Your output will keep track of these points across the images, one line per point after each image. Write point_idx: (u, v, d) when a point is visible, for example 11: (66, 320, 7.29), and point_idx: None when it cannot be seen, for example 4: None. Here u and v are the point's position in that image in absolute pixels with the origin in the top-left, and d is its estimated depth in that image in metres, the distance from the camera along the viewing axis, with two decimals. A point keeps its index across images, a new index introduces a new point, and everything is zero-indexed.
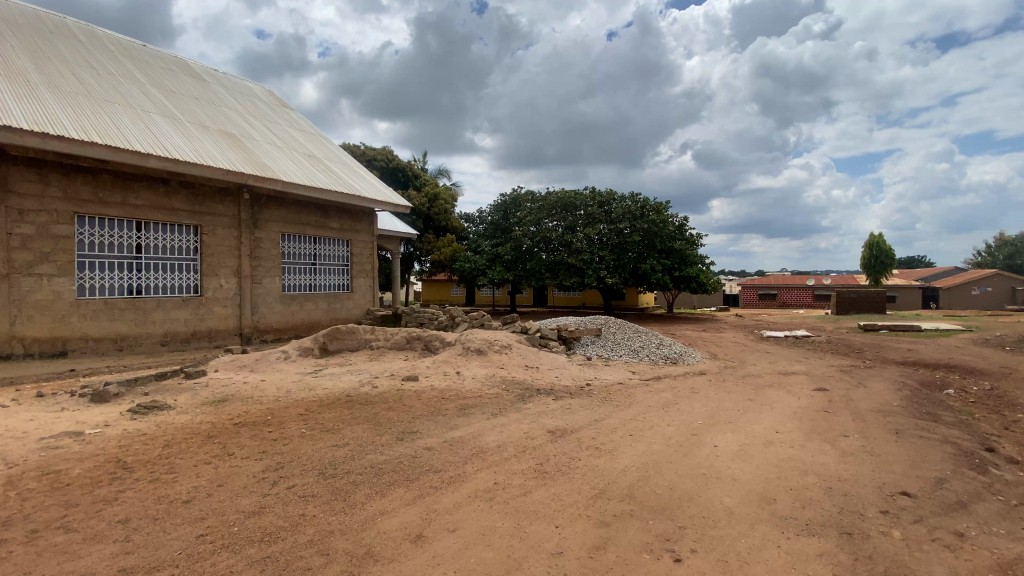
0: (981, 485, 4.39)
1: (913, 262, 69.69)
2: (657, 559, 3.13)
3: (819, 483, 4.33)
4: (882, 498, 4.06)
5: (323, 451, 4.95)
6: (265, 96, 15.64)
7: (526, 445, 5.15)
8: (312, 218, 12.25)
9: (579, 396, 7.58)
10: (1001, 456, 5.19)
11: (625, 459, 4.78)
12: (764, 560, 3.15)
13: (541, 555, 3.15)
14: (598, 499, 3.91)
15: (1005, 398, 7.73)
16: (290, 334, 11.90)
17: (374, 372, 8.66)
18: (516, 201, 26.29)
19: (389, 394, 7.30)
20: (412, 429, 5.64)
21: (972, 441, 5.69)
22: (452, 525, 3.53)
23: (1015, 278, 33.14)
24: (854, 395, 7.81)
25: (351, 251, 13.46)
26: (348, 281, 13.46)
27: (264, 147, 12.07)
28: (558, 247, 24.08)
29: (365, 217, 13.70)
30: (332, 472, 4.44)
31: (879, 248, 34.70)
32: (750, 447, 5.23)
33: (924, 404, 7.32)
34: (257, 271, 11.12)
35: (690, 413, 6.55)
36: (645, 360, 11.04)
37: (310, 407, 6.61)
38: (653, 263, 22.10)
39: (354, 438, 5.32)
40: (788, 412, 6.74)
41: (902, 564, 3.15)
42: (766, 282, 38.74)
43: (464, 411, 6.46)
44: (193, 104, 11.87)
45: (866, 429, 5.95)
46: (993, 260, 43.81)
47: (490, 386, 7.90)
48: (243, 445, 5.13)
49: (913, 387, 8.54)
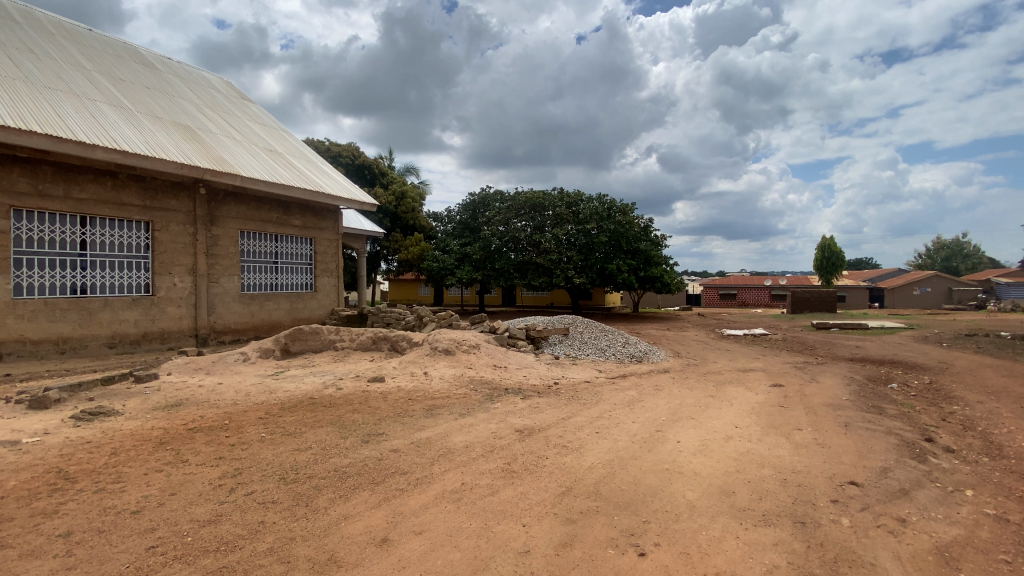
0: (921, 473, 4.68)
1: (861, 262, 73.72)
2: (622, 554, 3.18)
3: (774, 475, 4.50)
4: (833, 487, 4.27)
5: (285, 455, 4.80)
6: (223, 87, 15.02)
7: (493, 445, 5.13)
8: (273, 215, 11.85)
9: (546, 395, 7.66)
10: (941, 446, 5.52)
11: (592, 457, 4.85)
12: (723, 551, 3.25)
13: (508, 554, 3.15)
14: (564, 496, 3.95)
15: (942, 391, 8.27)
16: (249, 333, 11.47)
17: (339, 373, 8.49)
18: (485, 200, 26.33)
19: (355, 395, 7.16)
20: (379, 430, 5.55)
21: (913, 431, 6.05)
22: (419, 527, 3.48)
23: (951, 277, 35.40)
24: (807, 390, 8.18)
25: (314, 250, 13.09)
26: (311, 280, 13.09)
27: (221, 140, 11.59)
28: (526, 247, 24.19)
29: (330, 215, 13.37)
30: (294, 476, 4.31)
31: (832, 249, 36.46)
32: (711, 442, 5.38)
33: (871, 398, 7.75)
34: (213, 270, 10.67)
35: (654, 410, 6.70)
36: (612, 358, 11.25)
37: (272, 410, 6.40)
38: (620, 263, 22.42)
39: (317, 441, 5.18)
40: (747, 407, 6.99)
41: (850, 550, 3.31)
42: (726, 283, 40.23)
43: (431, 411, 6.43)
44: (143, 93, 11.27)
45: (820, 423, 6.20)
46: (933, 262, 46.71)
47: (457, 386, 7.84)
48: (199, 451, 4.92)
49: (861, 381, 9.01)
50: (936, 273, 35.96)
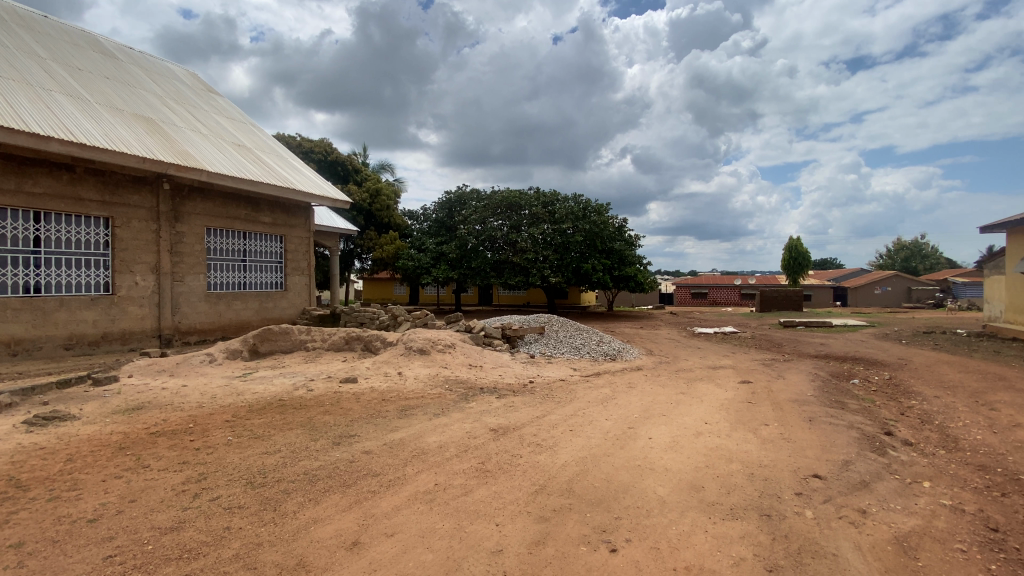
0: (881, 465, 4.87)
1: (826, 262, 76.31)
2: (594, 551, 3.21)
3: (742, 469, 4.62)
4: (798, 480, 4.41)
5: (252, 459, 4.68)
6: (188, 79, 14.49)
7: (467, 445, 5.11)
8: (241, 212, 11.52)
9: (521, 393, 7.68)
10: (899, 439, 5.76)
11: (566, 454, 4.88)
12: (692, 545, 3.32)
13: (481, 554, 3.15)
14: (538, 495, 3.96)
15: (900, 386, 8.65)
16: (216, 334, 11.12)
17: (310, 374, 8.30)
18: (461, 199, 26.16)
19: (326, 396, 7.02)
20: (350, 432, 5.45)
21: (873, 425, 6.30)
22: (390, 529, 3.44)
23: (910, 277, 37.00)
24: (774, 386, 8.43)
25: (284, 248, 12.77)
26: (281, 279, 12.77)
27: (186, 134, 11.19)
28: (503, 247, 24.19)
29: (301, 212, 13.07)
30: (261, 480, 4.20)
31: (798, 249, 37.63)
32: (681, 438, 5.49)
33: (834, 393, 8.04)
34: (178, 268, 10.31)
35: (626, 408, 6.79)
36: (587, 356, 11.36)
37: (239, 412, 6.23)
38: (595, 263, 22.65)
39: (286, 443, 5.06)
40: (716, 404, 7.15)
41: (813, 541, 3.42)
42: (698, 282, 41.10)
43: (405, 411, 6.36)
44: (102, 84, 10.78)
45: (786, 418, 6.40)
46: (892, 262, 48.67)
47: (432, 386, 7.78)
48: (161, 456, 4.74)
49: (824, 378, 9.34)
50: (895, 273, 37.52)
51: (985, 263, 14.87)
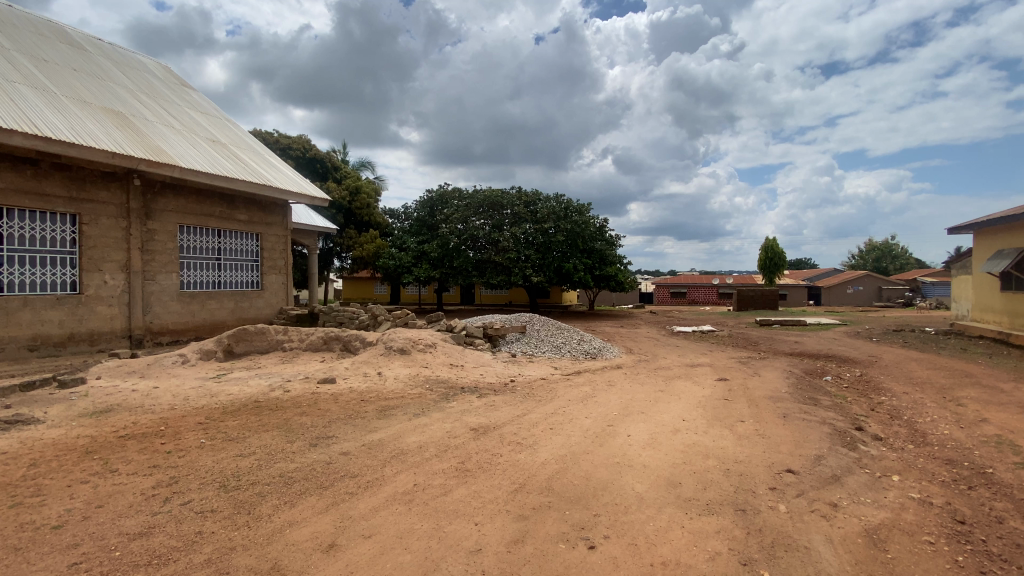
0: (852, 460, 5.01)
1: (801, 262, 78.16)
2: (573, 548, 3.23)
3: (718, 465, 4.71)
4: (772, 476, 4.51)
5: (225, 461, 4.57)
6: (160, 72, 14.08)
7: (447, 445, 5.08)
8: (216, 209, 11.26)
9: (502, 392, 7.68)
10: (869, 434, 5.94)
11: (545, 453, 4.90)
12: (669, 540, 3.36)
13: (460, 553, 3.13)
14: (517, 493, 3.97)
15: (870, 383, 8.92)
16: (190, 334, 10.84)
17: (287, 375, 8.16)
18: (443, 197, 26.01)
19: (303, 397, 6.90)
20: (328, 433, 5.38)
21: (844, 421, 6.48)
22: (368, 530, 3.40)
23: (880, 276, 38.17)
24: (750, 383, 8.61)
25: (261, 246, 12.51)
26: (258, 278, 12.51)
27: (158, 129, 10.88)
28: (485, 246, 24.15)
29: (278, 209, 12.82)
30: (235, 483, 4.11)
31: (775, 249, 38.47)
32: (659, 435, 5.55)
33: (808, 390, 8.24)
34: (150, 267, 10.02)
35: (606, 406, 6.85)
36: (568, 355, 11.42)
37: (213, 414, 6.08)
38: (576, 263, 22.78)
39: (262, 446, 4.96)
40: (694, 401, 7.27)
41: (786, 535, 3.50)
42: (678, 282, 41.71)
43: (385, 412, 6.29)
44: (70, 76, 10.41)
45: (761, 415, 6.54)
46: (864, 263, 50.08)
47: (412, 386, 7.72)
48: (130, 459, 4.60)
49: (799, 375, 9.56)
50: (867, 273, 38.65)
51: (952, 263, 15.45)
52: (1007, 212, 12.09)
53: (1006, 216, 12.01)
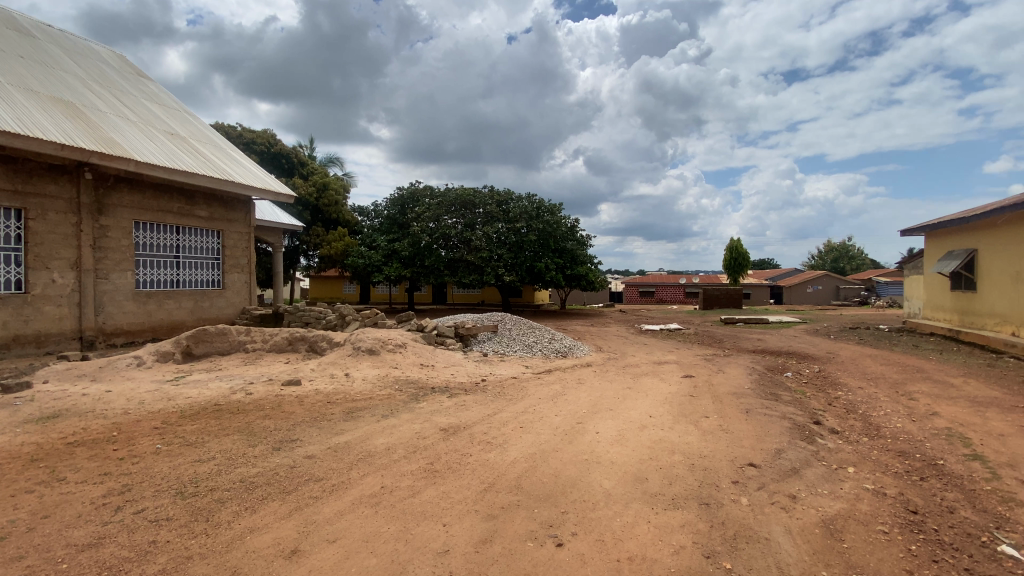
0: (810, 453, 5.21)
1: (764, 263, 80.85)
2: (541, 546, 3.24)
3: (683, 460, 4.81)
4: (735, 469, 4.64)
5: (182, 467, 4.39)
6: (115, 61, 13.41)
7: (416, 446, 5.02)
8: (174, 205, 10.80)
9: (473, 392, 7.65)
10: (826, 428, 6.18)
11: (515, 451, 4.90)
12: (635, 536, 3.41)
13: (427, 555, 3.10)
14: (486, 493, 3.95)
15: (827, 378, 9.30)
16: (146, 335, 10.36)
17: (249, 377, 7.89)
18: (414, 195, 25.70)
19: (267, 400, 6.70)
20: (292, 437, 5.23)
21: (803, 415, 6.73)
22: (333, 535, 3.33)
23: (838, 276, 39.86)
24: (714, 379, 8.85)
25: (222, 243, 12.07)
26: (219, 277, 12.07)
27: (112, 120, 10.36)
28: (457, 245, 24.01)
29: (240, 206, 12.39)
30: (192, 490, 3.95)
31: (739, 250, 39.63)
32: (627, 432, 5.64)
33: (769, 386, 8.53)
34: (102, 264, 9.54)
35: (576, 403, 6.91)
36: (539, 353, 11.48)
37: (170, 418, 5.83)
38: (548, 262, 22.90)
39: (222, 450, 4.79)
40: (661, 398, 7.42)
41: (747, 527, 3.61)
42: (647, 281, 42.53)
43: (352, 414, 6.17)
44: (15, 63, 9.80)
45: (725, 410, 6.73)
46: (822, 263, 52.16)
47: (381, 387, 7.60)
48: (80, 467, 4.37)
49: (761, 371, 9.89)
50: (826, 273, 40.29)
51: (906, 264, 16.30)
52: (957, 215, 12.76)
53: (957, 218, 12.67)
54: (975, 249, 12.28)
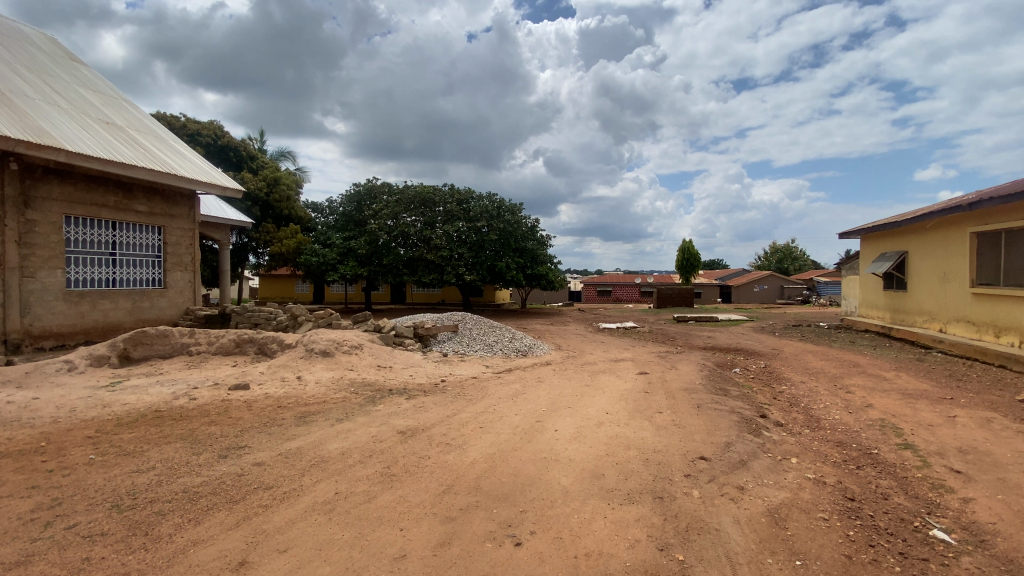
0: (756, 445, 5.47)
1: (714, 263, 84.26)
2: (500, 546, 3.24)
3: (638, 456, 4.94)
4: (687, 463, 4.81)
5: (119, 479, 4.11)
6: (42, 42, 12.36)
7: (372, 450, 4.91)
8: (110, 198, 10.10)
9: (432, 393, 7.56)
10: (771, 421, 6.51)
11: (474, 452, 4.88)
12: (592, 532, 3.47)
13: (383, 561, 3.04)
14: (444, 495, 3.91)
15: (771, 373, 9.81)
16: (79, 338, 9.63)
17: (194, 382, 7.48)
18: (371, 192, 25.09)
19: (212, 405, 6.36)
20: (240, 443, 4.99)
21: (750, 409, 7.06)
22: (284, 544, 3.20)
23: (782, 276, 42.06)
24: (668, 376, 9.15)
25: (164, 240, 11.38)
26: (161, 276, 11.36)
27: (40, 107, 9.55)
28: (416, 243, 23.64)
29: (184, 200, 11.72)
30: (130, 502, 3.70)
31: (691, 250, 41.14)
32: (585, 429, 5.73)
33: (719, 381, 8.90)
34: (28, 262, 8.81)
35: (535, 402, 6.97)
36: (499, 353, 11.50)
37: (105, 426, 5.44)
38: (509, 262, 22.96)
39: (163, 459, 4.52)
40: (617, 394, 7.60)
41: (698, 519, 3.75)
42: (604, 281, 43.44)
43: (305, 418, 5.96)
44: None
45: (677, 405, 6.96)
46: (767, 263, 54.90)
47: (336, 390, 7.39)
48: (2, 481, 4.01)
49: (711, 367, 10.31)
50: (770, 273, 42.45)
51: (843, 265, 17.39)
52: (891, 219, 13.67)
53: (891, 222, 13.57)
54: (906, 251, 13.23)
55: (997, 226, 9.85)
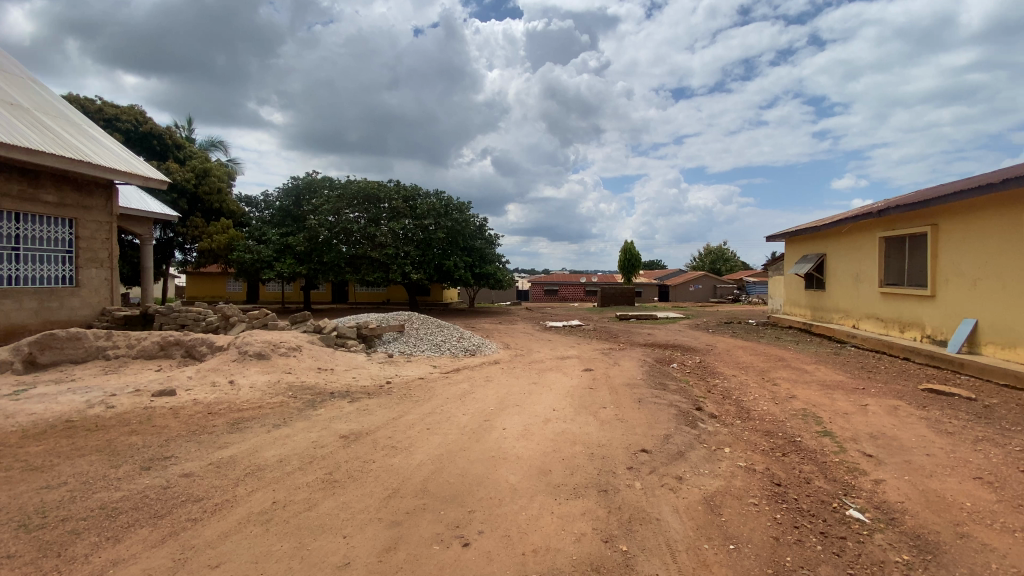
0: (693, 436, 5.74)
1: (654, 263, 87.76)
2: (447, 548, 3.21)
3: (584, 451, 5.05)
4: (629, 456, 4.97)
5: (22, 496, 3.69)
6: None
7: (314, 455, 4.71)
8: (9, 186, 9.06)
9: (377, 395, 7.35)
10: (706, 413, 6.87)
11: (421, 454, 4.80)
12: (539, 527, 3.51)
13: (326, 570, 2.92)
14: (390, 499, 3.82)
15: (706, 368, 10.36)
16: None
17: (111, 388, 6.86)
18: (311, 186, 24.04)
19: (134, 413, 5.87)
20: (165, 453, 4.64)
21: (688, 402, 7.41)
22: (217, 559, 3.01)
23: (715, 277, 44.47)
24: (611, 372, 9.43)
25: (76, 234, 10.32)
26: (72, 272, 10.30)
27: None
28: (359, 241, 22.89)
29: (99, 190, 10.70)
30: (38, 522, 3.34)
31: (633, 250, 42.61)
32: (532, 426, 5.79)
33: (659, 376, 9.27)
34: None
35: (483, 401, 6.96)
36: (446, 352, 11.38)
37: (6, 439, 4.88)
38: (457, 261, 22.80)
39: (76, 474, 4.11)
40: (563, 391, 7.73)
41: (640, 509, 3.89)
42: (550, 280, 44.08)
43: (238, 425, 5.63)
44: None
45: (620, 401, 7.19)
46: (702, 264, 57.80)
47: (273, 394, 7.04)
48: None
49: (651, 363, 10.74)
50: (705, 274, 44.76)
51: (770, 266, 18.64)
52: (812, 224, 14.80)
53: (812, 226, 14.69)
54: (825, 254, 14.38)
55: (902, 231, 10.90)
